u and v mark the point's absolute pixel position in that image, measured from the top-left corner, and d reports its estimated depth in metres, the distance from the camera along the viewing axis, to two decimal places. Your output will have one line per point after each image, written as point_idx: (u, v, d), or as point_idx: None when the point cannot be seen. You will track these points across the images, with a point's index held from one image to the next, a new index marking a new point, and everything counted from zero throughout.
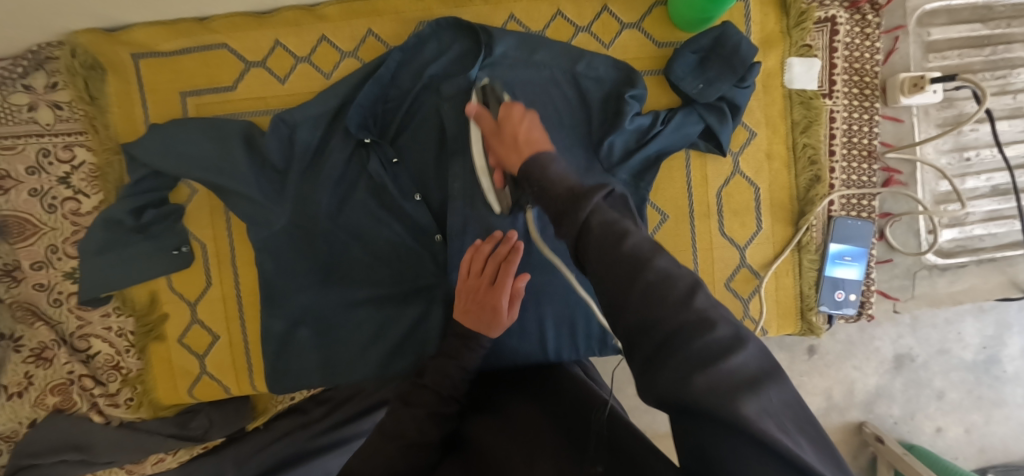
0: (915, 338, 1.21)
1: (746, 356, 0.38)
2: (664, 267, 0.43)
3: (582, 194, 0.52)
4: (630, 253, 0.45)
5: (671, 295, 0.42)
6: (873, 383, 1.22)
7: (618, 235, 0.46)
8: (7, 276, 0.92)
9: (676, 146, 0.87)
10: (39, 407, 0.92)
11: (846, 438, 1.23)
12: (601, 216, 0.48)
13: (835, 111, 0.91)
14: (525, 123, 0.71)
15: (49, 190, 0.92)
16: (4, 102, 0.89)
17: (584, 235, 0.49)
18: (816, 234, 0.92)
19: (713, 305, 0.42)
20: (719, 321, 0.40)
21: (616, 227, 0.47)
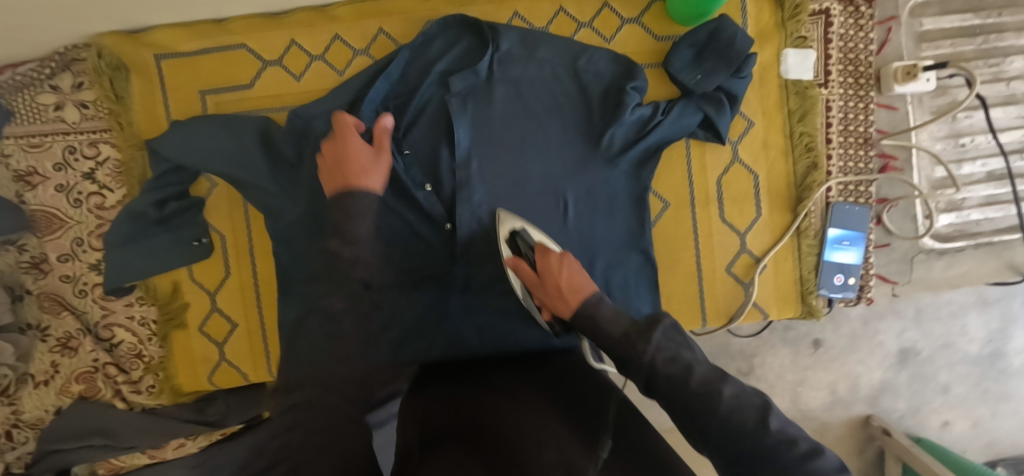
0: (920, 332, 1.23)
1: (823, 458, 0.50)
2: (734, 397, 0.53)
3: (640, 329, 0.60)
4: (699, 388, 0.54)
5: (747, 417, 0.52)
6: (878, 377, 1.24)
7: (683, 370, 0.55)
8: (34, 269, 0.96)
9: (675, 137, 0.90)
10: (65, 395, 0.97)
11: (852, 432, 1.26)
12: (664, 355, 0.57)
13: (831, 101, 0.94)
14: (565, 271, 0.76)
15: (75, 186, 0.96)
16: (32, 102, 0.94)
17: (652, 375, 0.57)
18: (815, 220, 0.95)
19: (784, 420, 0.53)
20: (798, 437, 0.51)
21: (680, 360, 0.56)
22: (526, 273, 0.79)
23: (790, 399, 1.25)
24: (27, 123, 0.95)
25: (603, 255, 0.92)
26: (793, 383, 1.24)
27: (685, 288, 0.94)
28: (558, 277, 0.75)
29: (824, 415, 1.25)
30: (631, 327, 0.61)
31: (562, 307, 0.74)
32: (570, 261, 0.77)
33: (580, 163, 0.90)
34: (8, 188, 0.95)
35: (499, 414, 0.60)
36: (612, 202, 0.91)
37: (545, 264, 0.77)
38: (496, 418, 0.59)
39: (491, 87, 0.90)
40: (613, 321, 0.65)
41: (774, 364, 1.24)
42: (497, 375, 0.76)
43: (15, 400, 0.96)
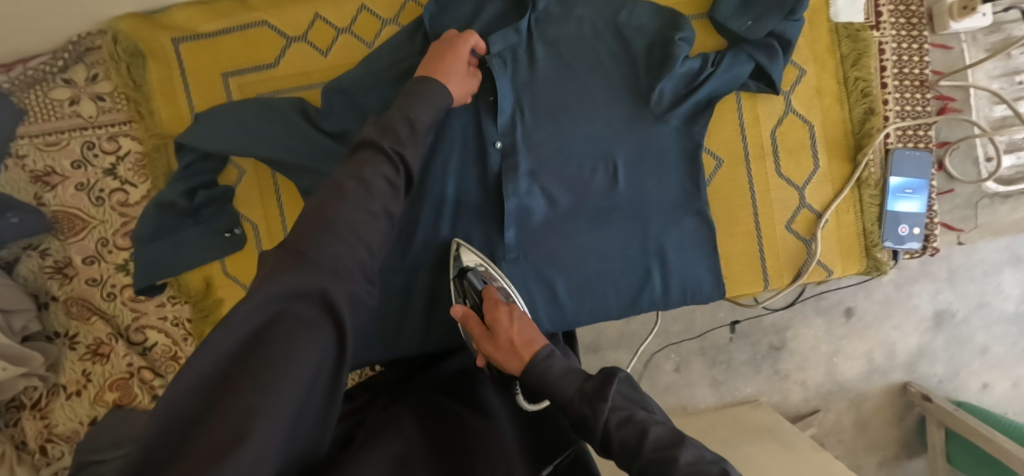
0: (954, 293, 1.20)
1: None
2: (689, 461, 0.49)
3: (598, 386, 0.57)
4: (654, 451, 0.51)
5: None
6: (914, 342, 1.22)
7: (638, 432, 0.53)
8: (58, 273, 0.92)
9: (726, 90, 0.86)
10: (99, 404, 0.92)
11: (890, 400, 1.23)
12: (620, 414, 0.55)
13: (884, 43, 0.90)
14: (516, 326, 0.69)
15: (96, 183, 0.91)
16: (46, 98, 0.90)
17: (608, 439, 0.55)
18: (875, 169, 0.90)
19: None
20: None
21: (636, 423, 0.54)
22: (473, 322, 0.73)
23: (827, 371, 1.23)
24: (41, 121, 0.91)
25: (656, 218, 0.88)
26: (828, 354, 1.22)
27: (743, 248, 0.90)
28: (505, 330, 0.69)
29: (862, 386, 1.23)
30: (585, 385, 0.58)
31: (509, 366, 0.67)
32: (519, 313, 0.71)
33: (629, 122, 0.87)
34: (25, 189, 0.91)
35: (458, 441, 0.59)
36: (663, 162, 0.87)
37: (494, 317, 0.71)
38: (457, 445, 0.58)
39: (532, 48, 0.87)
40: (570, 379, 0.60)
41: (807, 337, 1.22)
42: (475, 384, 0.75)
43: (47, 414, 0.92)
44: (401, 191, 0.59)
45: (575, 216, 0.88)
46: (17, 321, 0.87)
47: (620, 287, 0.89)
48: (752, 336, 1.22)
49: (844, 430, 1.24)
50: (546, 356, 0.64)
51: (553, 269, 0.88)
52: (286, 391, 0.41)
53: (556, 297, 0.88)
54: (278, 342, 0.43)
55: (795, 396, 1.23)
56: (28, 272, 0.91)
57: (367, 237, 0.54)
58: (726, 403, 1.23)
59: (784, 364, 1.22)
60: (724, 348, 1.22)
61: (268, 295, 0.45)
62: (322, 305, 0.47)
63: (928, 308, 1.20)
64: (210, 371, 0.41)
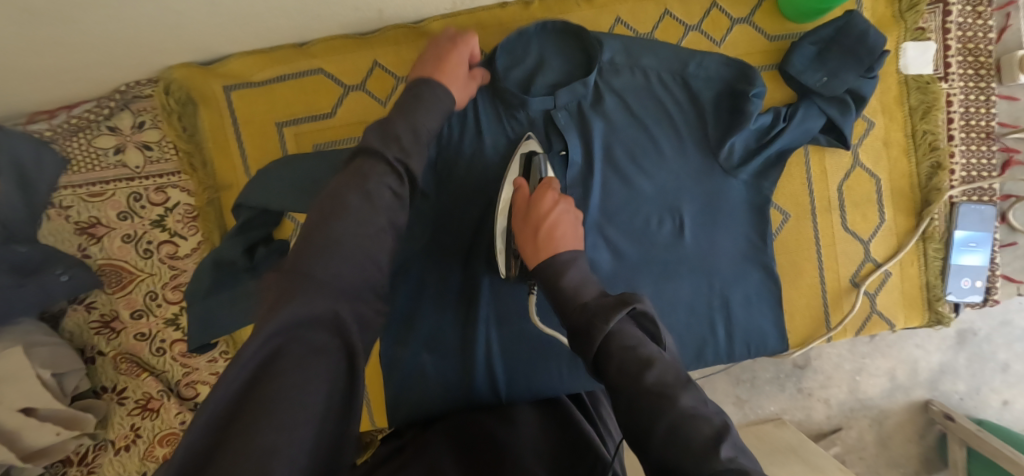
0: (976, 312, 1.20)
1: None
2: (690, 405, 0.48)
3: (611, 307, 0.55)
4: (655, 385, 0.50)
5: (698, 434, 0.46)
6: (936, 360, 1.22)
7: (642, 363, 0.51)
8: (106, 327, 0.89)
9: (797, 143, 0.84)
10: (148, 460, 0.89)
11: (911, 417, 1.23)
12: (622, 342, 0.53)
13: (952, 95, 0.88)
14: (554, 215, 0.70)
15: (144, 235, 0.88)
16: (91, 147, 0.87)
17: (605, 356, 0.53)
18: (939, 222, 0.90)
19: (739, 447, 0.47)
20: (751, 469, 0.45)
21: (643, 352, 0.52)
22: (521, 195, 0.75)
23: (850, 389, 1.23)
24: (85, 171, 0.87)
25: (723, 272, 0.87)
26: (851, 372, 1.23)
27: (808, 301, 0.89)
28: (542, 218, 0.70)
29: (883, 403, 1.23)
30: (597, 303, 0.57)
31: (529, 250, 0.69)
32: (569, 215, 0.71)
33: (698, 175, 0.85)
34: (70, 241, 0.88)
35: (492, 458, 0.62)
36: (731, 216, 0.86)
37: (542, 192, 0.72)
38: (487, 461, 0.61)
39: (600, 99, 0.85)
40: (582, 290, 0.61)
41: (830, 355, 1.22)
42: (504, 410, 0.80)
43: (94, 469, 0.89)
44: (405, 203, 0.59)
45: (641, 271, 0.85)
46: (69, 382, 0.85)
47: (685, 345, 0.87)
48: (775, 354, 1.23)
49: (865, 448, 1.24)
50: (568, 260, 0.66)
51: None
52: (298, 424, 0.41)
53: None
54: (292, 363, 0.43)
55: (818, 414, 1.23)
56: (73, 326, 0.89)
57: (375, 261, 0.54)
58: (750, 421, 1.23)
59: (808, 382, 1.23)
60: (748, 367, 1.23)
61: (275, 324, 0.44)
62: (325, 334, 0.47)
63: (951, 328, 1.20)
64: (227, 403, 0.41)
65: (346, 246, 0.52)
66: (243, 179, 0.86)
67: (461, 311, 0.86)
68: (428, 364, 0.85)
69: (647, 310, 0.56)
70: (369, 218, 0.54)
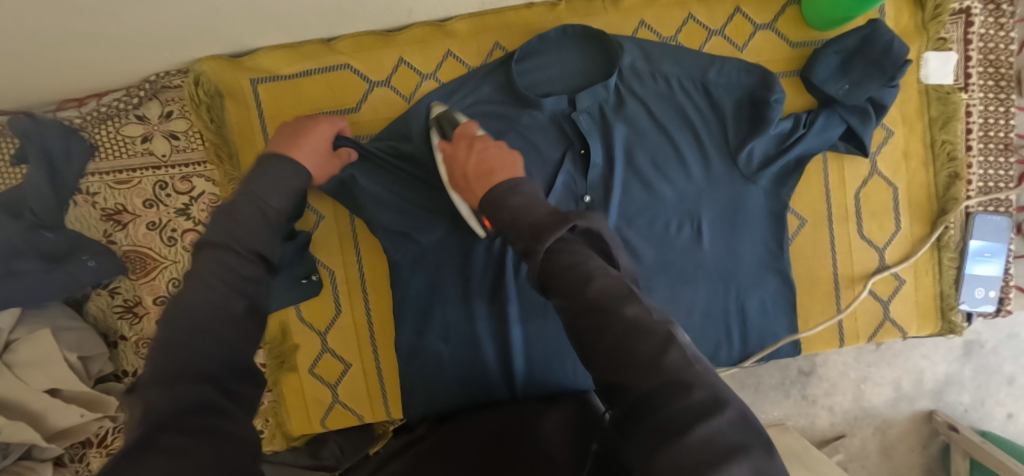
0: (984, 324, 1.21)
1: (719, 420, 0.39)
2: (634, 317, 0.45)
3: (548, 221, 0.54)
4: (594, 297, 0.47)
5: (643, 346, 0.43)
6: (942, 371, 1.22)
7: (583, 278, 0.48)
8: (129, 312, 0.91)
9: (816, 150, 0.85)
10: None
11: (916, 427, 1.24)
12: (562, 260, 0.50)
13: (972, 106, 0.89)
14: (477, 157, 0.70)
15: (169, 223, 0.90)
16: (119, 135, 0.88)
17: (550, 274, 0.51)
18: (954, 232, 0.90)
19: (690, 354, 0.44)
20: (697, 384, 0.41)
21: (584, 268, 0.49)
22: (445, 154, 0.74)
23: (854, 397, 1.24)
24: (113, 158, 0.89)
25: (739, 277, 0.88)
26: (856, 380, 1.23)
27: (823, 308, 0.90)
28: (468, 162, 0.70)
29: (887, 412, 1.24)
30: (541, 221, 0.55)
31: (472, 195, 0.69)
32: (492, 151, 0.70)
33: (717, 181, 0.86)
34: (96, 227, 0.90)
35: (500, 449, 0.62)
36: (750, 222, 0.87)
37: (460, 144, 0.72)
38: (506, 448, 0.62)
39: (623, 104, 0.86)
40: (526, 209, 0.59)
41: (836, 362, 1.23)
42: (513, 409, 0.78)
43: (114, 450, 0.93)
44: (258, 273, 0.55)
45: (659, 277, 0.87)
46: (93, 366, 0.86)
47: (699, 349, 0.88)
48: (781, 360, 1.24)
49: (868, 456, 1.24)
50: (507, 188, 0.62)
51: None
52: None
53: None
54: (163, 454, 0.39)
55: (821, 421, 1.24)
56: (97, 311, 0.90)
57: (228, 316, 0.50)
58: None
59: (813, 389, 1.24)
60: (754, 372, 1.23)
61: (141, 430, 0.41)
62: (214, 419, 0.44)
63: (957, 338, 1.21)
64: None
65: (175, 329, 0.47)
66: None
67: (476, 308, 0.86)
68: (445, 354, 0.86)
69: (594, 226, 0.54)
70: (221, 296, 0.50)
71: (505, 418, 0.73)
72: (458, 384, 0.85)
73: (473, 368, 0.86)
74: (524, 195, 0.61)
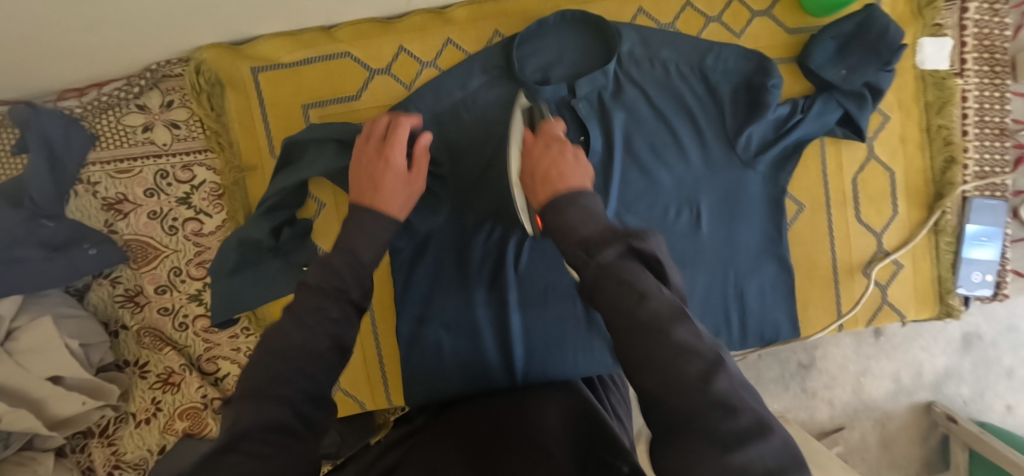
0: (982, 316, 1.22)
1: (761, 448, 0.38)
2: (685, 337, 0.42)
3: (607, 244, 0.50)
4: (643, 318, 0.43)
5: (688, 369, 0.41)
6: (942, 364, 1.23)
7: (635, 296, 0.44)
8: (130, 301, 0.91)
9: (814, 135, 0.86)
10: (168, 433, 0.92)
11: (915, 420, 1.24)
12: (614, 279, 0.46)
13: (967, 91, 0.90)
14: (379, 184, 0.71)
15: (169, 212, 0.90)
16: (120, 124, 0.89)
17: (594, 285, 0.48)
18: (951, 216, 0.91)
19: (737, 383, 0.42)
20: (743, 408, 0.40)
21: (633, 282, 0.45)
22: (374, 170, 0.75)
23: (853, 389, 1.24)
24: (113, 147, 0.89)
25: (739, 262, 0.88)
26: (856, 373, 1.24)
27: (822, 293, 0.91)
28: (537, 164, 0.66)
29: (887, 405, 1.24)
30: (592, 236, 0.52)
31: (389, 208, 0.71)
32: (569, 160, 0.65)
33: (716, 166, 0.87)
34: (97, 216, 0.90)
35: (499, 442, 0.61)
36: (749, 207, 0.87)
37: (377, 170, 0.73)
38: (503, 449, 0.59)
39: (620, 90, 0.86)
40: (582, 224, 0.54)
41: (836, 355, 1.24)
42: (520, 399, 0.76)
43: (114, 440, 0.93)
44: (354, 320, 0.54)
45: None
46: (94, 354, 0.86)
47: (698, 334, 0.89)
48: (781, 353, 1.24)
49: (868, 449, 1.24)
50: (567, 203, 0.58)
51: None
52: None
53: None
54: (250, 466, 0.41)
55: (821, 414, 1.25)
56: (99, 301, 0.91)
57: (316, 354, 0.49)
58: None
59: (812, 382, 1.24)
60: (753, 365, 1.24)
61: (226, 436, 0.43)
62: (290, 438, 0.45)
63: (956, 330, 1.22)
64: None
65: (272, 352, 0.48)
66: (270, 160, 0.87)
67: (476, 295, 0.87)
68: (444, 339, 0.87)
69: (653, 248, 0.49)
70: (313, 333, 0.50)
71: (507, 410, 0.72)
72: (460, 370, 0.85)
73: (474, 353, 0.86)
74: (587, 209, 0.57)
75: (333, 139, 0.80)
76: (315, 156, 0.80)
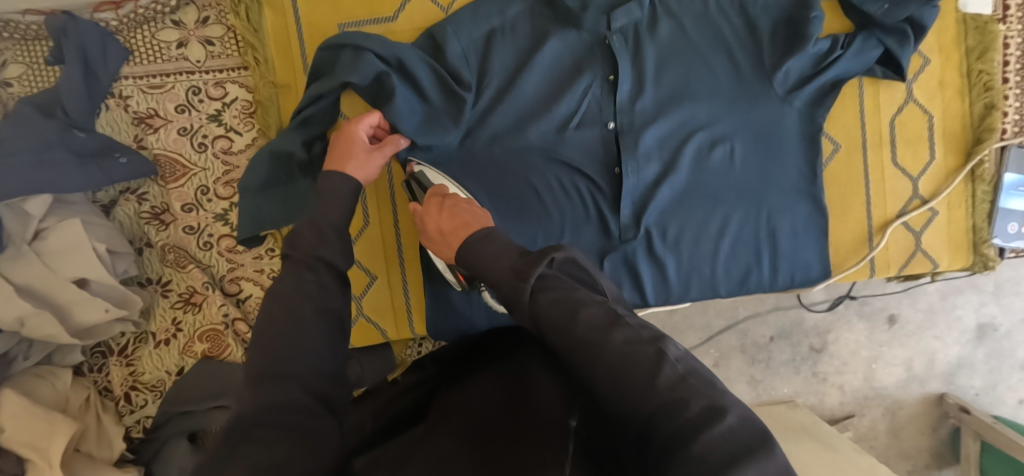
0: (998, 306, 1.19)
1: (717, 428, 0.35)
2: (624, 343, 0.40)
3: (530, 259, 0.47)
4: (586, 333, 0.42)
5: (637, 361, 0.39)
6: (955, 354, 1.21)
7: (568, 312, 0.43)
8: (155, 219, 0.90)
9: (853, 73, 0.85)
10: (187, 355, 0.91)
11: (926, 410, 1.22)
12: (550, 292, 0.44)
13: (1009, 37, 0.89)
14: (346, 145, 0.75)
15: (200, 129, 0.89)
16: (154, 40, 0.88)
17: (536, 317, 0.45)
18: (989, 165, 0.90)
19: (687, 367, 0.40)
20: (693, 397, 0.37)
21: (570, 300, 0.43)
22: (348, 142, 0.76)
23: (865, 376, 1.22)
24: (146, 63, 0.88)
25: (772, 199, 0.87)
26: (868, 359, 1.21)
27: (855, 236, 0.89)
28: (438, 224, 0.62)
29: (898, 393, 1.22)
30: (520, 257, 0.48)
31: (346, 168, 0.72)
32: (460, 205, 0.62)
33: (753, 101, 0.86)
34: (126, 131, 0.89)
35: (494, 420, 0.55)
36: (785, 143, 0.86)
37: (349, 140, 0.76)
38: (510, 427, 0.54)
39: (656, 22, 0.85)
40: (499, 259, 0.49)
41: (848, 341, 1.21)
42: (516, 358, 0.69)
43: (132, 361, 0.92)
44: (336, 292, 0.57)
45: (690, 196, 0.87)
46: (120, 264, 0.86)
47: (727, 271, 0.88)
48: (793, 336, 1.21)
49: (877, 437, 1.22)
50: (478, 238, 0.52)
51: (664, 249, 0.87)
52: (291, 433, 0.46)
53: (664, 278, 0.88)
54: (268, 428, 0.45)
55: (831, 399, 1.22)
56: (126, 217, 0.90)
57: (322, 335, 0.52)
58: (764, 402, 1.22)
59: (823, 367, 1.22)
60: (764, 347, 1.21)
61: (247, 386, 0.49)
62: (304, 414, 0.47)
63: (971, 321, 1.19)
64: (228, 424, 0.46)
65: (280, 355, 0.50)
66: (303, 78, 0.87)
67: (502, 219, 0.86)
68: None
69: (573, 256, 0.47)
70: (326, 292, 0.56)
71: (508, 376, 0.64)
72: None
73: None
74: (500, 243, 0.51)
75: (369, 51, 0.80)
76: (349, 64, 0.80)
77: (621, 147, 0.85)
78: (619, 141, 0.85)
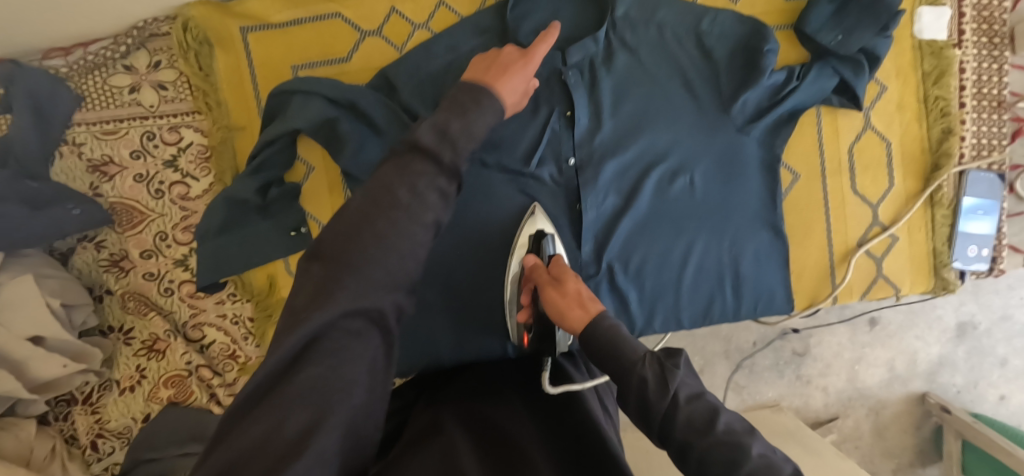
0: (978, 305, 1.19)
1: None
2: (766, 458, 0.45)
3: (665, 361, 0.51)
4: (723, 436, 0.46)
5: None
6: (936, 352, 1.21)
7: (706, 414, 0.48)
8: (114, 267, 0.89)
9: (810, 102, 0.85)
10: (153, 401, 0.91)
11: (908, 409, 1.23)
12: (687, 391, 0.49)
13: (965, 61, 0.89)
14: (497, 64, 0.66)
15: (156, 175, 0.89)
16: (105, 85, 0.87)
17: (670, 414, 0.49)
18: (948, 189, 0.90)
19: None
20: None
21: (706, 407, 0.48)
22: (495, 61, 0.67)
23: (849, 377, 1.22)
24: (98, 109, 0.87)
25: (733, 228, 0.87)
26: (850, 361, 1.21)
27: (817, 260, 0.90)
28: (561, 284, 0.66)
29: (881, 393, 1.22)
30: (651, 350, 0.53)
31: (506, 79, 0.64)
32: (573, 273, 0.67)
33: (710, 132, 0.86)
34: (82, 179, 0.88)
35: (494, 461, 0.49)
36: (743, 171, 0.86)
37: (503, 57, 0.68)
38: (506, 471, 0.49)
39: (612, 56, 0.85)
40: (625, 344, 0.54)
41: (831, 343, 1.21)
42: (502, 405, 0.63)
43: (98, 409, 0.91)
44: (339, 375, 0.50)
45: (653, 226, 0.87)
46: (76, 316, 0.86)
47: (692, 298, 0.88)
48: (775, 342, 1.21)
49: (861, 437, 1.23)
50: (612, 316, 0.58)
51: (627, 281, 0.87)
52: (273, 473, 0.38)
53: (627, 308, 0.88)
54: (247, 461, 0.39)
55: (816, 401, 1.23)
56: (84, 265, 0.89)
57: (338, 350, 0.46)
58: (748, 406, 1.22)
59: (807, 369, 1.22)
60: (749, 353, 1.21)
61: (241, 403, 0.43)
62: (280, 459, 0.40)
63: (952, 320, 1.19)
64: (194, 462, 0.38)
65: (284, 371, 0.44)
66: (257, 120, 0.86)
67: (467, 254, 0.86)
68: (438, 300, 0.87)
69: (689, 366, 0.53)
70: None
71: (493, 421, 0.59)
72: (448, 319, 0.87)
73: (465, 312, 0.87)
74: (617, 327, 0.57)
75: (319, 95, 0.79)
76: (299, 109, 0.79)
77: (582, 182, 0.85)
78: (581, 177, 0.85)
